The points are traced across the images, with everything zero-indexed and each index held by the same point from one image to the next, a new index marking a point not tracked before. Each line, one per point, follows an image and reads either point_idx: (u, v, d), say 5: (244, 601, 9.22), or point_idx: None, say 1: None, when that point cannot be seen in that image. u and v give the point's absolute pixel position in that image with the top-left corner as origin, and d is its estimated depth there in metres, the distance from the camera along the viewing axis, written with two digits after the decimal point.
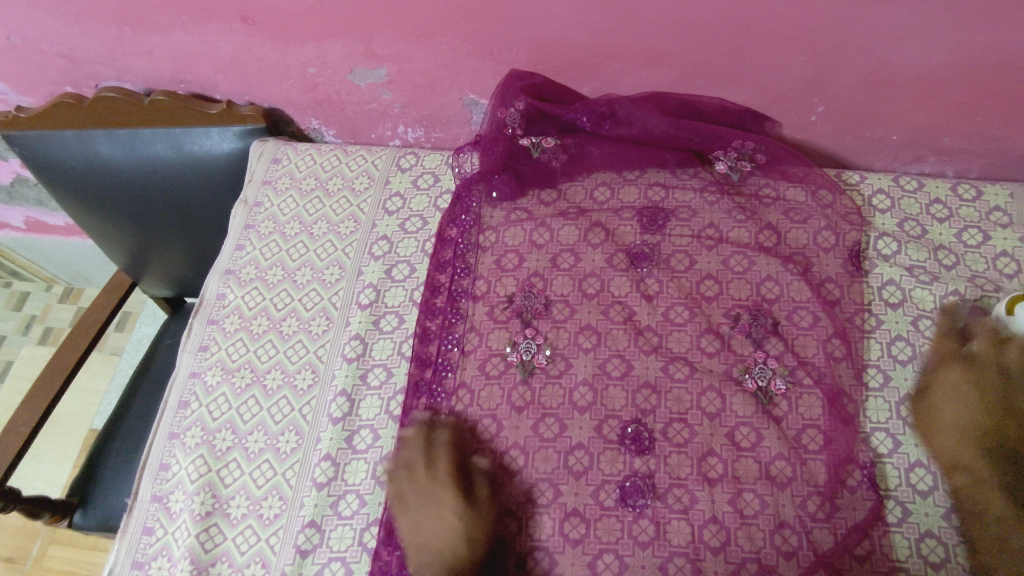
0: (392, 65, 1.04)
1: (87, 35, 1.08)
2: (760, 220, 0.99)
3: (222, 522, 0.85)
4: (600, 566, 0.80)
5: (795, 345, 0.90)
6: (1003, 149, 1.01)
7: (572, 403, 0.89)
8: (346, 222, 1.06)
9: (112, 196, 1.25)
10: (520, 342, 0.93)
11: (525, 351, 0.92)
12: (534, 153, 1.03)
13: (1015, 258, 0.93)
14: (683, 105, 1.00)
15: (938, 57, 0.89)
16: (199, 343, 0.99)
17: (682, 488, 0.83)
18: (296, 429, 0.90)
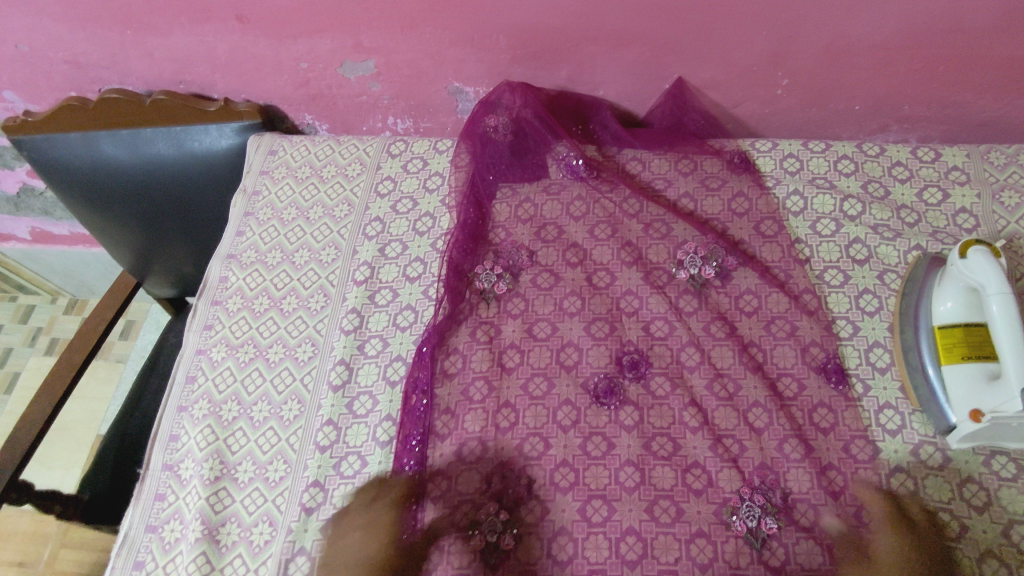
0: (379, 57, 1.10)
1: (90, 40, 1.14)
2: (732, 189, 1.05)
3: (230, 486, 0.90)
4: (590, 511, 0.84)
5: (768, 301, 0.95)
6: (960, 113, 1.07)
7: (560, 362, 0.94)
8: (341, 206, 1.11)
9: (116, 195, 1.31)
10: (483, 519, 0.84)
11: (490, 532, 0.83)
12: (488, 301, 0.99)
13: (973, 214, 0.99)
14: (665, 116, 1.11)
15: (890, 25, 0.96)
16: (204, 322, 1.03)
17: (665, 436, 0.88)
18: (298, 398, 0.95)
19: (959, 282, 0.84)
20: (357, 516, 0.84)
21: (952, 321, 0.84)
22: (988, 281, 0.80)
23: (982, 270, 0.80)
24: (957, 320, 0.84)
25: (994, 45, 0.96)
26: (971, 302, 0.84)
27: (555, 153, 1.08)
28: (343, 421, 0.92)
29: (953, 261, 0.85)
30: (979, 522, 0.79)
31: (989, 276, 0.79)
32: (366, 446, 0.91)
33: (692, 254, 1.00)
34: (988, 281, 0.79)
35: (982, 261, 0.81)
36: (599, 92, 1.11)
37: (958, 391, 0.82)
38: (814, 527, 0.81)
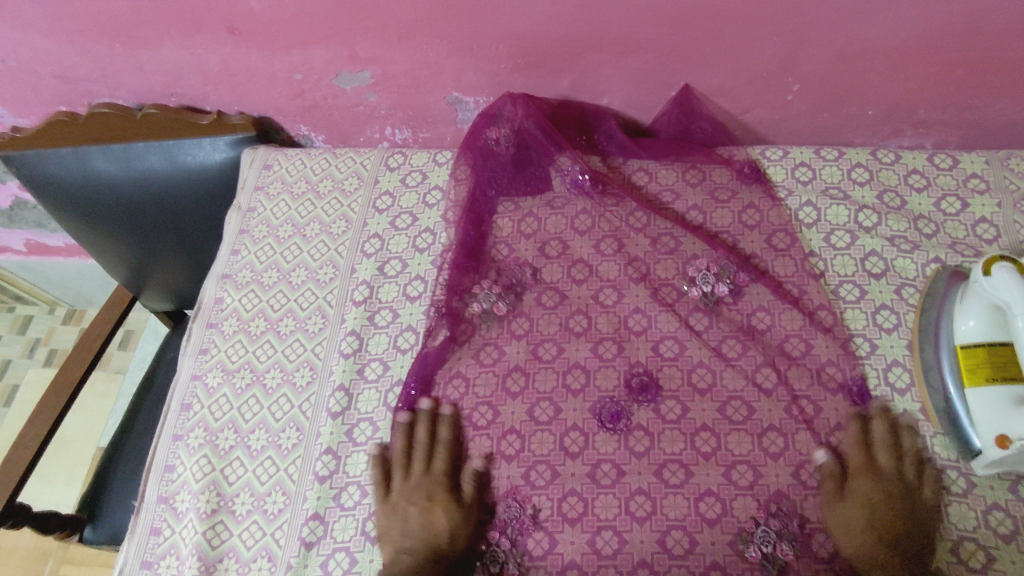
0: (376, 67, 1.07)
1: (78, 54, 1.10)
2: (742, 201, 1.01)
3: (227, 520, 0.87)
4: (599, 543, 0.82)
5: (781, 318, 0.92)
6: (978, 117, 1.03)
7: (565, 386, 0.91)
8: (338, 222, 1.08)
9: (108, 210, 1.27)
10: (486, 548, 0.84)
11: (492, 562, 0.83)
12: (486, 320, 0.96)
13: (994, 224, 0.95)
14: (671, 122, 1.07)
15: (908, 29, 0.91)
16: (199, 346, 1.01)
17: (677, 463, 0.85)
18: (297, 425, 0.92)
19: (982, 301, 0.81)
20: (411, 488, 0.86)
21: (976, 341, 0.81)
22: (1010, 301, 0.76)
23: (1004, 290, 0.76)
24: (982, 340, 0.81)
25: (1016, 48, 0.92)
26: (995, 321, 0.80)
27: (560, 166, 1.04)
28: (343, 450, 0.90)
29: (975, 278, 0.81)
30: (1005, 552, 0.77)
31: (1012, 296, 0.76)
32: (366, 476, 0.88)
33: (704, 270, 0.96)
34: (1011, 301, 0.75)
35: (1004, 280, 0.77)
36: (604, 100, 1.07)
37: (983, 415, 0.79)
38: (833, 558, 0.79)
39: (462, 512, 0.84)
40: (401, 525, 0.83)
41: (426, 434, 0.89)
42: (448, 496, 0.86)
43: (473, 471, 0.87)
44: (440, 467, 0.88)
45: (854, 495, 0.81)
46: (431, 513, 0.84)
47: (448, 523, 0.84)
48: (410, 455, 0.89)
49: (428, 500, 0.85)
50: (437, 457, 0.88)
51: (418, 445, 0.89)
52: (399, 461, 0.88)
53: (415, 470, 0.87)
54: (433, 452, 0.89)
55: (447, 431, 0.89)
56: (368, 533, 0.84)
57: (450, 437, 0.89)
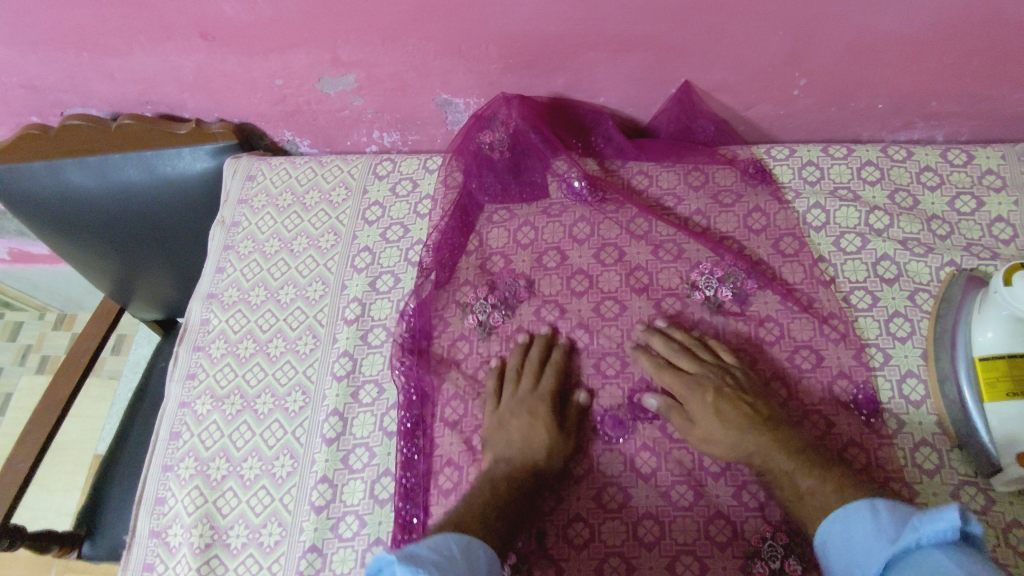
0: (359, 71, 1.01)
1: (45, 64, 1.04)
2: (746, 203, 0.98)
3: (222, 554, 0.84)
4: (607, 571, 0.79)
5: (791, 328, 0.89)
6: (993, 108, 0.98)
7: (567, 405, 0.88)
8: (326, 236, 1.04)
9: (91, 222, 1.22)
10: None
11: None
12: (482, 333, 0.94)
13: (1011, 223, 0.91)
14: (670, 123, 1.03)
15: (920, 20, 0.86)
16: (186, 371, 0.97)
17: (686, 485, 0.82)
18: (290, 452, 0.89)
19: (1000, 310, 0.76)
20: (516, 403, 0.87)
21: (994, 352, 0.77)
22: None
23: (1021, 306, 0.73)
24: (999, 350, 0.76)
25: None
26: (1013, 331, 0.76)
27: (555, 170, 1.01)
28: (339, 478, 0.86)
29: (996, 286, 0.76)
30: None
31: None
32: (364, 504, 0.84)
33: (708, 273, 0.93)
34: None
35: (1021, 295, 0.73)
36: (600, 99, 1.02)
37: (1006, 432, 0.75)
38: None
39: (560, 434, 0.84)
40: (506, 438, 0.84)
41: (541, 353, 0.90)
42: (550, 413, 0.85)
43: (547, 390, 0.87)
44: (548, 384, 0.88)
45: (697, 400, 0.84)
46: (533, 428, 0.84)
47: (548, 440, 0.83)
48: (519, 375, 0.89)
49: (531, 415, 0.85)
50: (548, 374, 0.89)
51: (527, 365, 0.90)
52: (511, 378, 0.89)
53: (522, 387, 0.88)
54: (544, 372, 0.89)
55: (561, 355, 0.90)
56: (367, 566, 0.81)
57: (563, 361, 0.90)
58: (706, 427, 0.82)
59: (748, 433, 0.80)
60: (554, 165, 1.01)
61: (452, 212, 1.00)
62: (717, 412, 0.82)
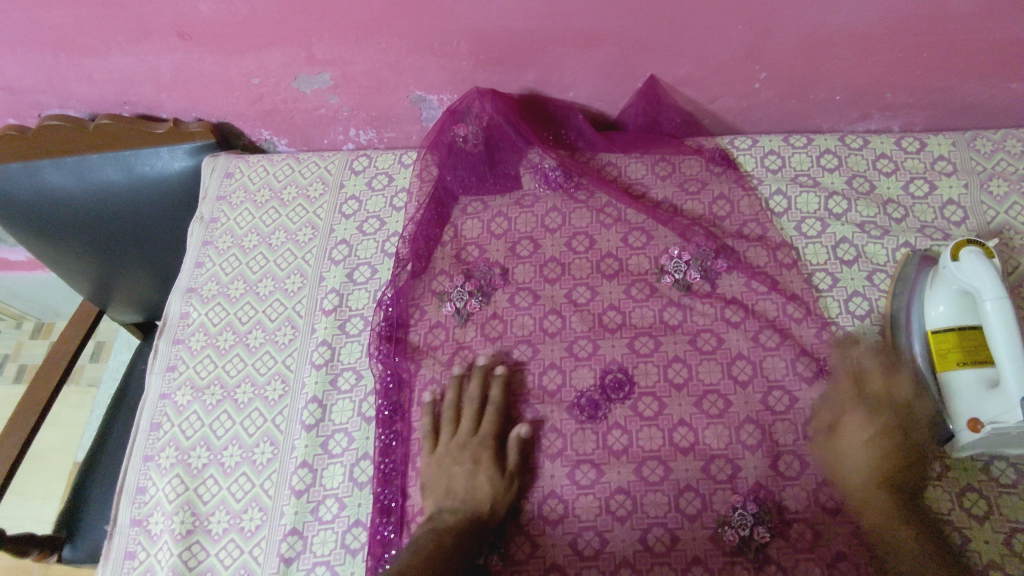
0: (335, 69, 1.04)
1: (22, 65, 1.05)
2: (711, 191, 1.01)
3: (204, 539, 0.86)
4: (581, 544, 0.81)
5: (755, 309, 0.92)
6: (944, 99, 1.03)
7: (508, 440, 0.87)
8: (304, 229, 1.06)
9: (67, 225, 1.22)
10: None
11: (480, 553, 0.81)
12: (458, 320, 0.95)
13: (961, 206, 0.96)
14: (637, 115, 1.06)
15: (870, 14, 0.91)
16: (166, 363, 0.99)
17: (656, 460, 0.84)
18: (270, 440, 0.91)
19: (949, 283, 0.81)
20: (458, 450, 0.86)
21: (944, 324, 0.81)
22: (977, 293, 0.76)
23: (969, 278, 0.77)
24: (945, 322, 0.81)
25: (980, 30, 0.92)
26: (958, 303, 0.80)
27: (529, 162, 1.05)
28: (318, 462, 0.88)
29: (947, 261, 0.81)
30: (979, 533, 0.77)
31: (974, 283, 0.77)
32: (343, 487, 0.87)
33: (676, 257, 0.96)
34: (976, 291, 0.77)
35: (970, 267, 0.77)
36: (570, 94, 1.06)
37: (960, 398, 0.78)
38: (815, 547, 0.78)
39: (503, 478, 0.83)
40: (446, 489, 0.83)
41: (480, 391, 0.89)
42: (492, 461, 0.84)
43: (489, 435, 0.87)
44: (489, 429, 0.87)
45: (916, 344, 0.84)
46: (475, 475, 0.83)
47: (490, 488, 0.82)
48: (460, 416, 0.88)
49: (474, 463, 0.84)
50: (488, 413, 0.88)
51: (468, 404, 0.89)
52: (450, 420, 0.88)
53: (463, 433, 0.87)
54: (484, 414, 0.88)
55: (499, 390, 0.89)
56: (348, 546, 0.83)
57: (502, 397, 0.89)
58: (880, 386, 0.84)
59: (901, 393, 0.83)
60: (528, 156, 1.04)
61: (428, 203, 1.03)
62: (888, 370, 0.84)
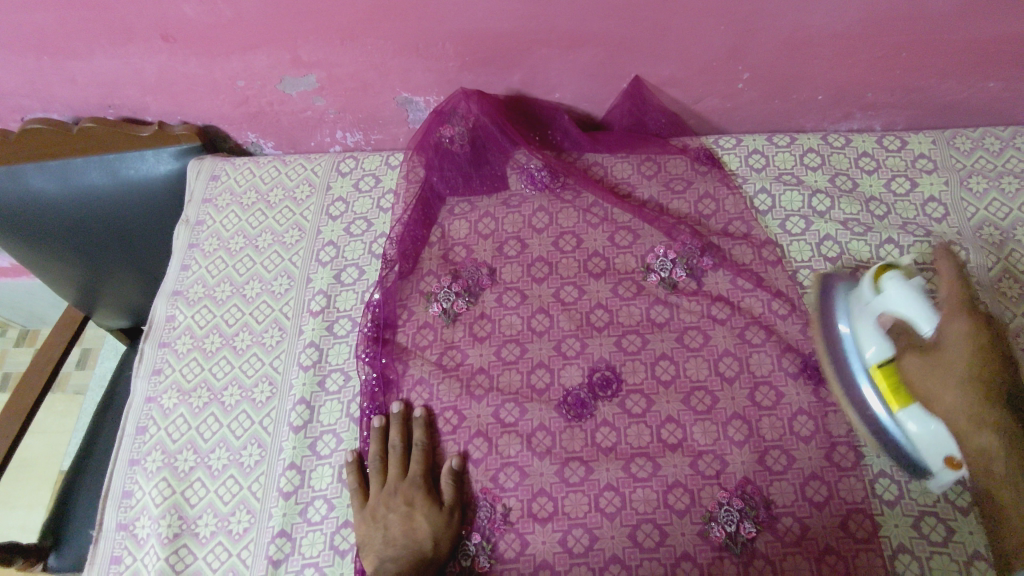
0: (321, 71, 1.04)
1: (5, 68, 1.05)
2: (696, 190, 1.02)
3: (191, 543, 0.85)
4: (571, 542, 0.81)
5: (741, 307, 0.93)
6: (924, 98, 1.05)
7: (439, 477, 0.86)
8: (291, 231, 1.06)
9: (50, 230, 1.21)
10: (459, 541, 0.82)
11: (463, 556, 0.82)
12: (445, 320, 0.95)
13: (942, 202, 0.97)
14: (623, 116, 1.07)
15: (850, 15, 0.92)
16: (152, 367, 0.98)
17: (645, 457, 0.84)
18: (258, 442, 0.90)
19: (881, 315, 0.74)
20: (390, 495, 0.84)
21: (953, 340, 0.66)
22: (931, 326, 0.69)
23: (902, 308, 0.72)
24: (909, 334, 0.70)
25: (958, 30, 0.93)
26: (910, 332, 0.70)
27: (515, 162, 1.05)
28: (307, 464, 0.88)
29: (866, 293, 0.78)
30: (964, 524, 0.77)
31: (919, 314, 0.70)
32: (332, 489, 0.86)
33: (661, 256, 0.97)
34: (915, 317, 0.71)
35: (897, 297, 0.73)
36: (556, 95, 1.06)
37: (923, 438, 0.72)
38: (802, 539, 0.79)
39: (440, 515, 0.82)
40: (384, 536, 0.80)
41: (402, 437, 0.88)
42: (428, 500, 0.83)
43: (417, 474, 0.85)
44: (418, 469, 0.86)
45: (945, 347, 0.66)
46: (414, 518, 0.82)
47: (431, 529, 0.81)
48: (387, 462, 0.87)
49: (408, 506, 0.83)
50: (413, 456, 0.87)
51: (391, 452, 0.87)
52: (375, 467, 0.86)
53: (392, 477, 0.85)
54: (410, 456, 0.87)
55: (422, 433, 0.88)
56: (336, 547, 0.83)
57: (426, 440, 0.87)
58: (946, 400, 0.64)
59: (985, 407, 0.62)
60: (514, 157, 1.05)
61: (414, 204, 1.03)
62: (943, 384, 0.65)
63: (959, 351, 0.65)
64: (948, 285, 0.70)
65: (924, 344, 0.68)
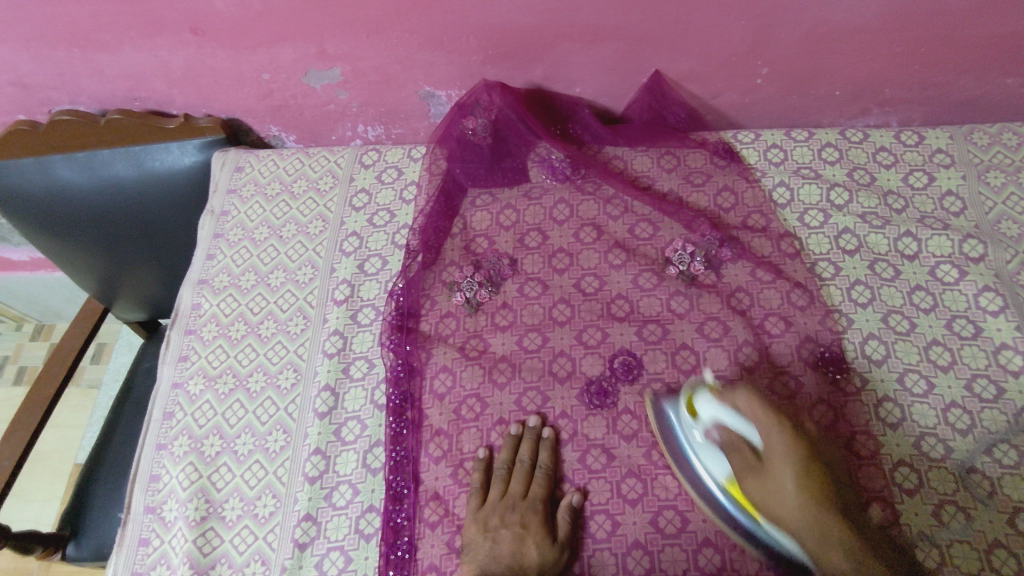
0: (345, 64, 1.05)
1: (35, 60, 1.06)
2: (716, 183, 1.03)
3: (218, 526, 0.86)
4: (593, 527, 0.82)
5: (760, 298, 0.94)
6: (941, 94, 1.06)
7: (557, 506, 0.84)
8: (314, 222, 1.07)
9: (75, 222, 1.22)
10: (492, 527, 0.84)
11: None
12: (468, 309, 0.97)
13: (959, 197, 0.98)
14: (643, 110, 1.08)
15: (870, 10, 0.93)
16: (178, 354, 0.99)
17: (666, 444, 0.85)
18: (283, 428, 0.91)
19: (709, 434, 0.82)
20: (506, 511, 0.83)
21: (773, 444, 0.78)
22: (750, 418, 0.80)
23: (724, 420, 0.81)
24: (747, 452, 0.80)
25: (976, 26, 0.94)
26: (745, 448, 0.80)
27: (537, 154, 1.07)
28: (332, 449, 0.89)
29: (686, 423, 0.84)
30: (984, 513, 0.78)
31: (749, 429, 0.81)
32: (357, 474, 0.87)
33: (681, 250, 0.98)
34: (739, 426, 0.81)
35: (716, 412, 0.81)
36: (576, 89, 1.08)
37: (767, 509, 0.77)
38: None
39: (553, 547, 0.79)
40: (490, 550, 0.79)
41: (531, 455, 0.86)
42: (542, 527, 0.81)
43: (538, 498, 0.83)
44: (538, 492, 0.84)
45: (772, 460, 0.78)
46: (523, 541, 0.80)
47: (539, 557, 0.79)
48: (510, 477, 0.85)
49: (521, 529, 0.81)
50: (538, 478, 0.85)
51: (519, 466, 0.85)
52: (500, 478, 0.85)
53: (512, 492, 0.84)
54: (534, 476, 0.85)
55: (548, 456, 0.85)
56: (361, 531, 0.84)
57: (552, 464, 0.85)
58: (779, 488, 0.76)
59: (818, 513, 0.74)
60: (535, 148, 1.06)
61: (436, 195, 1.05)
62: (827, 542, 0.72)
63: (793, 478, 0.76)
64: (770, 422, 0.79)
65: (760, 459, 0.79)
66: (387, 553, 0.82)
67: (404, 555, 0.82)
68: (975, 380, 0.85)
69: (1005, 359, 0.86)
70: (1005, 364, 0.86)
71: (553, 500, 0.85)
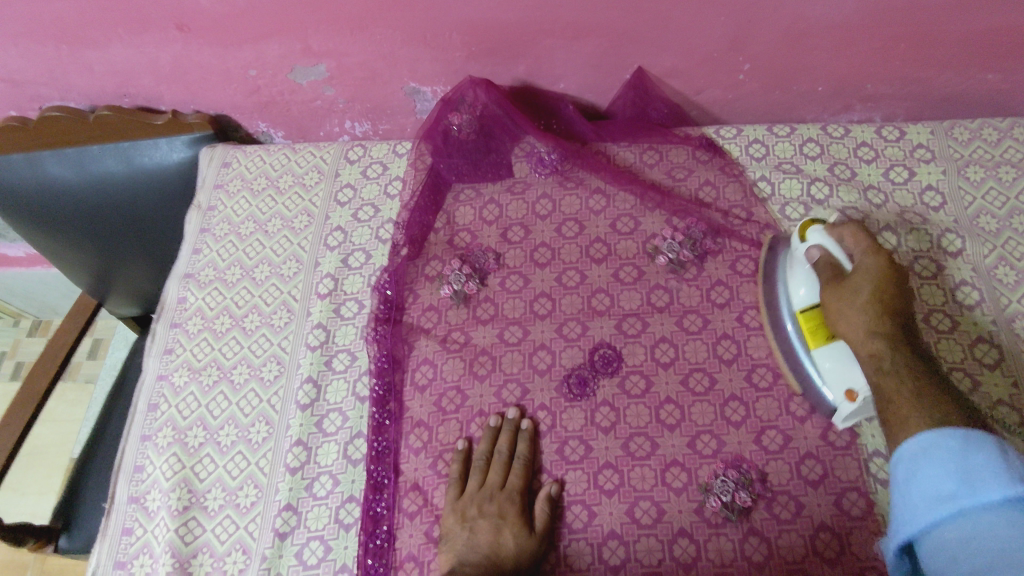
0: (330, 60, 1.06)
1: (24, 57, 1.08)
2: (698, 178, 1.04)
3: (200, 515, 0.87)
4: (569, 517, 0.83)
5: (739, 292, 0.94)
6: (923, 90, 1.06)
7: (534, 497, 0.85)
8: (300, 216, 1.08)
9: (65, 217, 1.23)
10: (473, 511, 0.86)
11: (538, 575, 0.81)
12: (456, 301, 0.97)
13: (940, 191, 0.99)
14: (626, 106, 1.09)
15: (850, 6, 0.93)
16: (165, 346, 1.01)
17: (643, 436, 0.86)
18: (266, 419, 0.92)
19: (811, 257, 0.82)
20: (483, 501, 0.83)
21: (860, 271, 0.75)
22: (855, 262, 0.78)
23: (830, 247, 0.80)
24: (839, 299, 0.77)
25: (955, 22, 0.95)
26: (836, 266, 0.78)
27: (522, 149, 1.07)
28: (313, 441, 0.90)
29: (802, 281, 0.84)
30: None
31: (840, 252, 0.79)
32: (337, 465, 0.88)
33: (670, 239, 0.98)
34: (842, 253, 0.79)
35: (823, 240, 0.81)
36: (560, 85, 1.09)
37: (835, 374, 0.80)
38: (796, 517, 0.80)
39: (529, 538, 0.80)
40: (468, 540, 0.80)
41: (509, 446, 0.87)
42: (520, 517, 0.82)
43: (515, 488, 0.84)
44: (515, 482, 0.84)
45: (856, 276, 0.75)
46: (500, 531, 0.81)
47: (515, 546, 0.80)
48: (488, 467, 0.86)
49: (499, 518, 0.82)
50: (514, 468, 0.85)
51: (497, 457, 0.86)
52: (478, 467, 0.86)
53: (491, 481, 0.85)
54: (511, 467, 0.86)
55: (525, 446, 0.86)
56: (341, 521, 0.85)
57: (529, 454, 0.86)
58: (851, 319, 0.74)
59: (885, 323, 0.72)
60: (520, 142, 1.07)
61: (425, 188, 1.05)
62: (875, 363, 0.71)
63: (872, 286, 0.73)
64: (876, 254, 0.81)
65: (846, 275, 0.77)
66: (366, 542, 0.83)
67: (382, 544, 0.83)
68: (951, 373, 0.86)
69: (981, 352, 0.86)
70: (980, 357, 0.86)
71: (531, 490, 0.85)
